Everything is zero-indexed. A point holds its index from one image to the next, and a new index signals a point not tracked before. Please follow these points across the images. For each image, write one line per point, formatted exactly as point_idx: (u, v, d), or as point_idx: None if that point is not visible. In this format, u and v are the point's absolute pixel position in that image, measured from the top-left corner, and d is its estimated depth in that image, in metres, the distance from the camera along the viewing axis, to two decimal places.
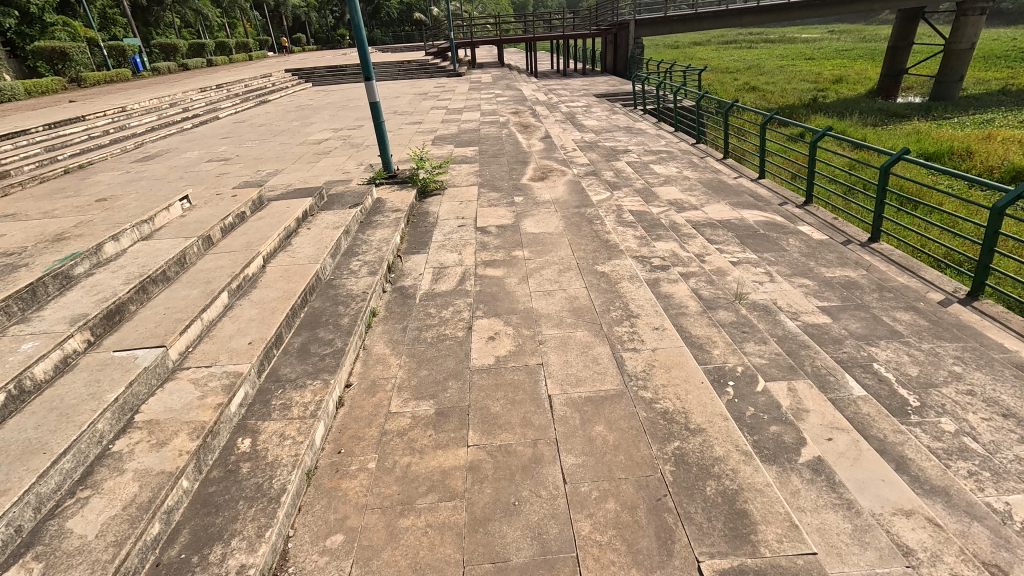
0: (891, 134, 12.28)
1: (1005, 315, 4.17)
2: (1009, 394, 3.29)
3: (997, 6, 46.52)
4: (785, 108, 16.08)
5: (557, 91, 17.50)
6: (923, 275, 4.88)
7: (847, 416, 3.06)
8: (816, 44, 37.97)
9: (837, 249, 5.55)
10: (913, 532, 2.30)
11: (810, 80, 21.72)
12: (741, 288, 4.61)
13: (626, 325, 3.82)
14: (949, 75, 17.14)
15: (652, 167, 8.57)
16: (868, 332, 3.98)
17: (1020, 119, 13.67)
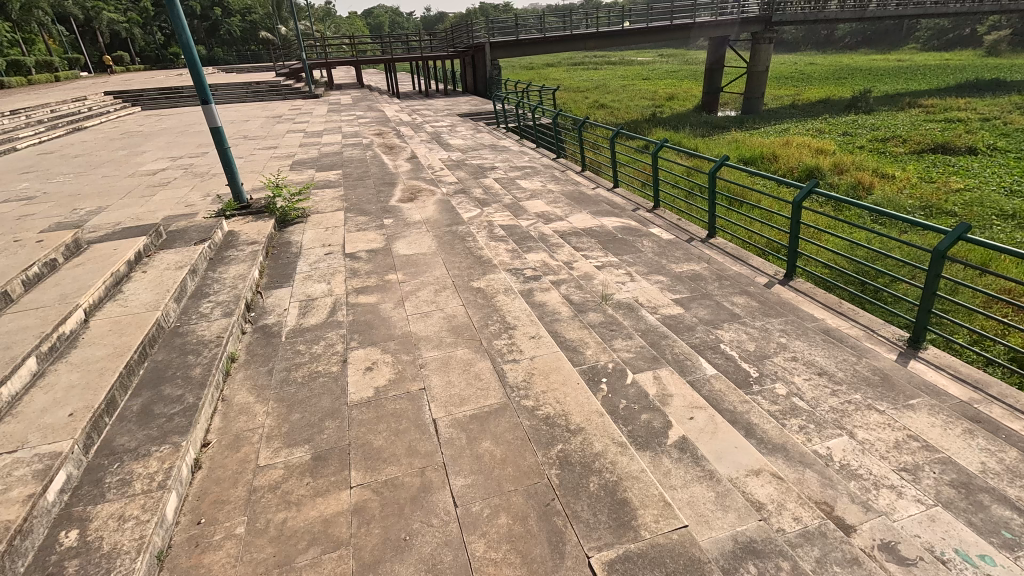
0: (717, 143, 14.20)
1: (812, 290, 5.02)
2: (822, 355, 3.95)
3: (780, 36, 56.69)
4: (631, 123, 17.85)
5: (421, 111, 17.54)
6: (751, 263, 5.70)
7: (704, 394, 3.43)
8: (649, 66, 42.84)
9: (683, 246, 6.25)
10: (762, 488, 2.63)
11: (649, 98, 24.37)
12: (606, 289, 4.98)
13: (504, 337, 3.90)
14: (752, 92, 20.43)
15: (519, 183, 8.94)
16: (713, 317, 4.52)
17: (807, 128, 16.70)
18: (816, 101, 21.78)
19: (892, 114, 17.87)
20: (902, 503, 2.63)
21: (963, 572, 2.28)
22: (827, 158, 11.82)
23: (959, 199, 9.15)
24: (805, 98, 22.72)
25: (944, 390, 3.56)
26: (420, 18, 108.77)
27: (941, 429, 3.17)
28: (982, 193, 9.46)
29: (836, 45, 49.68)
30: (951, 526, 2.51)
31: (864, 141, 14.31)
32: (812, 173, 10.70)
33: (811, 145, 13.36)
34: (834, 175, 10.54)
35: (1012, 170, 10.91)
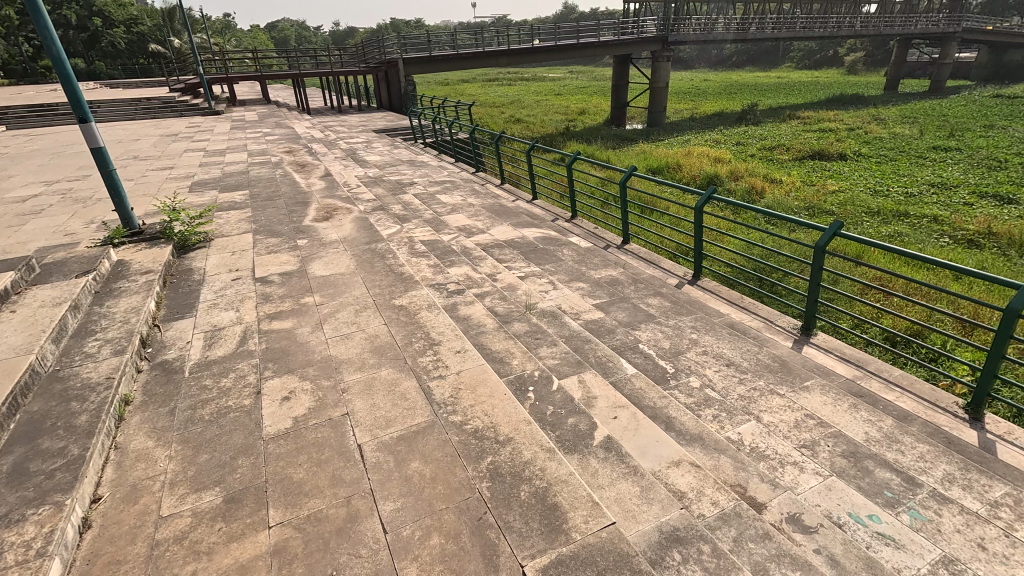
0: (627, 155, 15.02)
1: (717, 288, 5.42)
2: (729, 347, 4.27)
3: (676, 54, 61.32)
4: (546, 137, 18.43)
5: (334, 127, 17.01)
6: (663, 266, 6.06)
7: (626, 393, 3.58)
8: (561, 82, 44.54)
9: (601, 253, 6.52)
10: (682, 476, 2.79)
11: (562, 113, 25.30)
12: (530, 299, 5.07)
13: (429, 354, 3.85)
14: (656, 106, 21.90)
15: (439, 197, 8.91)
16: (631, 319, 4.75)
17: (705, 139, 18.13)
18: (711, 114, 23.74)
19: (776, 125, 19.83)
20: (803, 476, 2.89)
21: (856, 532, 2.54)
22: (724, 166, 12.88)
23: (835, 199, 10.30)
24: (702, 111, 24.67)
25: (831, 370, 3.97)
26: (329, 32, 106.03)
27: (831, 406, 3.52)
28: (852, 193, 10.73)
29: (726, 63, 54.59)
30: (843, 492, 2.79)
31: (754, 150, 15.76)
32: (712, 180, 11.60)
33: (710, 154, 14.49)
34: (731, 182, 11.50)
35: (874, 173, 12.49)
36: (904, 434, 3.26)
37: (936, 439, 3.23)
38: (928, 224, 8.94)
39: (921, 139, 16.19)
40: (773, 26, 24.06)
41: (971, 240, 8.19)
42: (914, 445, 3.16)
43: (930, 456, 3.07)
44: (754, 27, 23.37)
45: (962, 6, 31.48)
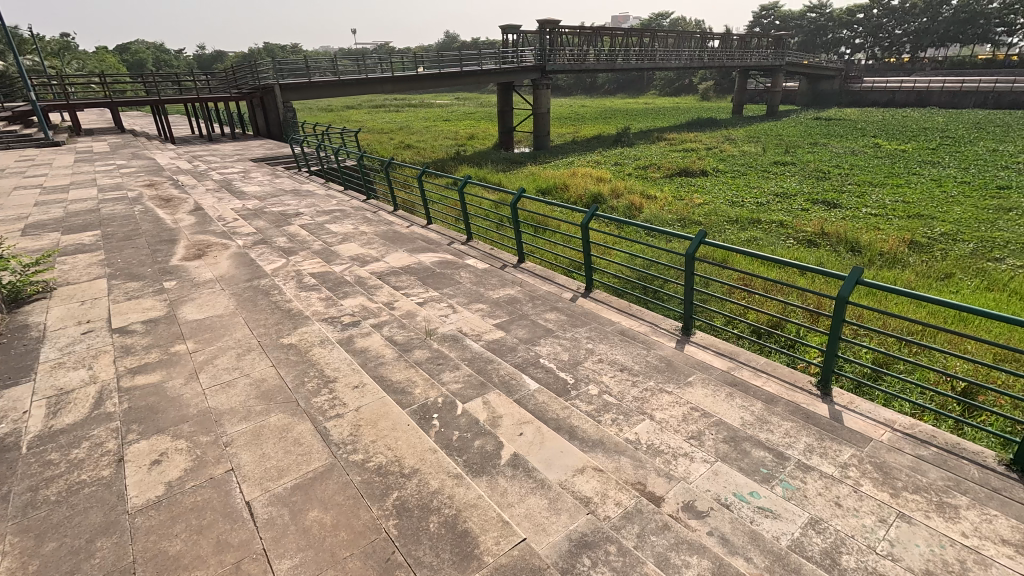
0: (517, 177, 15.57)
1: (608, 298, 5.78)
2: (621, 353, 4.55)
3: (555, 82, 65.25)
4: (438, 162, 18.53)
5: (204, 157, 15.66)
6: (558, 281, 6.33)
7: (530, 409, 3.66)
8: (449, 108, 45.22)
9: (498, 273, 6.66)
10: (587, 482, 2.90)
11: (451, 138, 25.64)
12: (430, 324, 5.01)
13: (324, 393, 3.64)
14: (540, 130, 23.05)
15: (328, 227, 8.54)
16: (531, 335, 4.88)
17: (587, 160, 19.37)
18: (591, 137, 25.49)
19: (647, 147, 21.79)
20: (693, 466, 3.14)
21: (741, 510, 2.80)
22: (606, 185, 13.84)
23: (702, 211, 11.51)
24: (582, 135, 26.41)
25: (710, 364, 4.39)
26: (194, 54, 98.28)
27: (712, 397, 3.88)
28: (715, 205, 12.06)
29: (600, 90, 59.25)
30: (728, 474, 3.07)
31: (631, 169, 17.15)
32: (596, 199, 12.41)
33: (592, 174, 15.50)
34: (613, 199, 12.38)
35: (731, 187, 14.16)
36: (771, 415, 3.68)
37: (796, 415, 3.69)
38: (776, 229, 10.31)
39: (764, 156, 18.71)
40: (637, 57, 26.57)
41: (809, 240, 9.58)
42: (781, 423, 3.58)
43: (793, 431, 3.50)
44: (621, 58, 25.63)
45: (783, 44, 37.26)
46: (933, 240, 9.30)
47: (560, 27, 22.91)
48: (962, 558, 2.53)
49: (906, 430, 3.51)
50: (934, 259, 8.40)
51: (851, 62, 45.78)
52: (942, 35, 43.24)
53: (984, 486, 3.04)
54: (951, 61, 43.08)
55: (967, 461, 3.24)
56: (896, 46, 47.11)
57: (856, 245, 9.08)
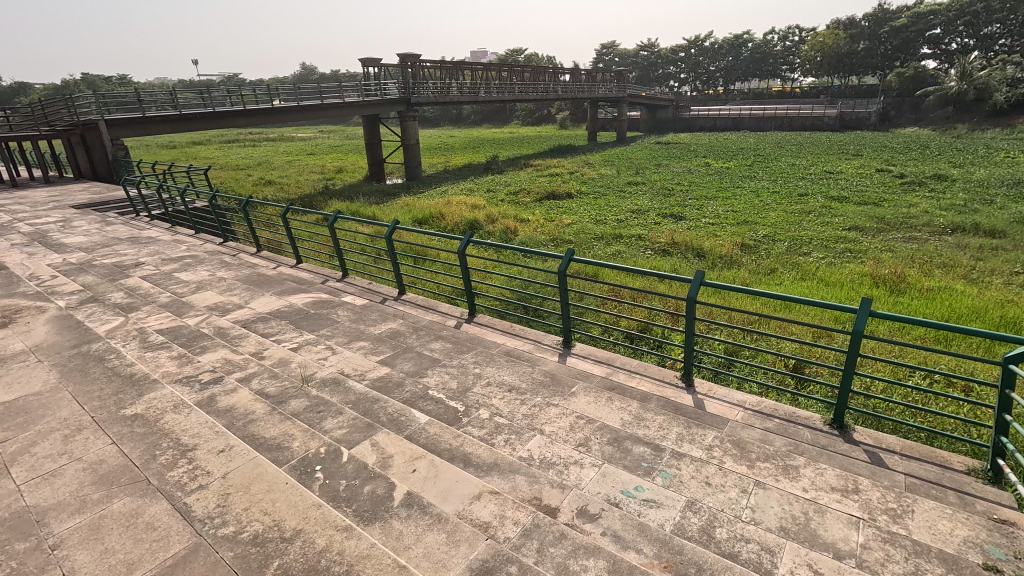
0: (391, 209, 15.32)
1: (491, 321, 5.91)
2: (508, 374, 4.65)
3: (422, 114, 66.01)
4: (305, 197, 17.59)
5: (7, 206, 13.13)
6: (441, 309, 6.33)
7: (422, 442, 3.57)
8: (312, 141, 43.33)
9: (378, 308, 6.46)
10: (484, 507, 2.89)
11: (318, 172, 24.53)
12: (306, 370, 4.67)
13: (182, 464, 3.21)
14: (411, 161, 23.08)
15: (178, 276, 7.63)
16: (417, 367, 4.78)
17: (461, 188, 19.74)
18: (462, 166, 26.08)
19: (516, 173, 22.84)
20: (583, 472, 3.29)
21: (628, 505, 2.99)
22: (480, 212, 14.18)
23: (571, 230, 12.34)
24: (453, 164, 26.93)
25: (590, 372, 4.67)
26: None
27: (594, 403, 4.12)
28: (582, 224, 12.98)
29: (466, 121, 61.21)
30: (615, 474, 3.27)
31: (503, 195, 17.81)
32: (472, 226, 12.66)
33: (467, 202, 15.80)
34: (489, 225, 12.72)
35: (594, 207, 15.40)
36: (646, 411, 4.01)
37: (667, 408, 4.06)
38: (636, 242, 11.37)
39: (619, 177, 20.64)
40: (498, 89, 27.92)
41: (664, 249, 10.71)
42: (655, 418, 3.91)
43: (666, 423, 3.84)
44: (483, 90, 26.74)
45: (624, 78, 41.79)
46: (758, 242, 10.95)
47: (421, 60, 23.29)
48: (806, 510, 2.96)
49: (755, 407, 4.06)
50: (761, 258, 9.88)
51: (680, 94, 52.78)
52: (744, 71, 51.85)
53: (815, 444, 3.61)
54: (753, 92, 51.69)
55: (800, 426, 3.82)
56: (712, 80, 55.38)
57: (701, 250, 10.37)
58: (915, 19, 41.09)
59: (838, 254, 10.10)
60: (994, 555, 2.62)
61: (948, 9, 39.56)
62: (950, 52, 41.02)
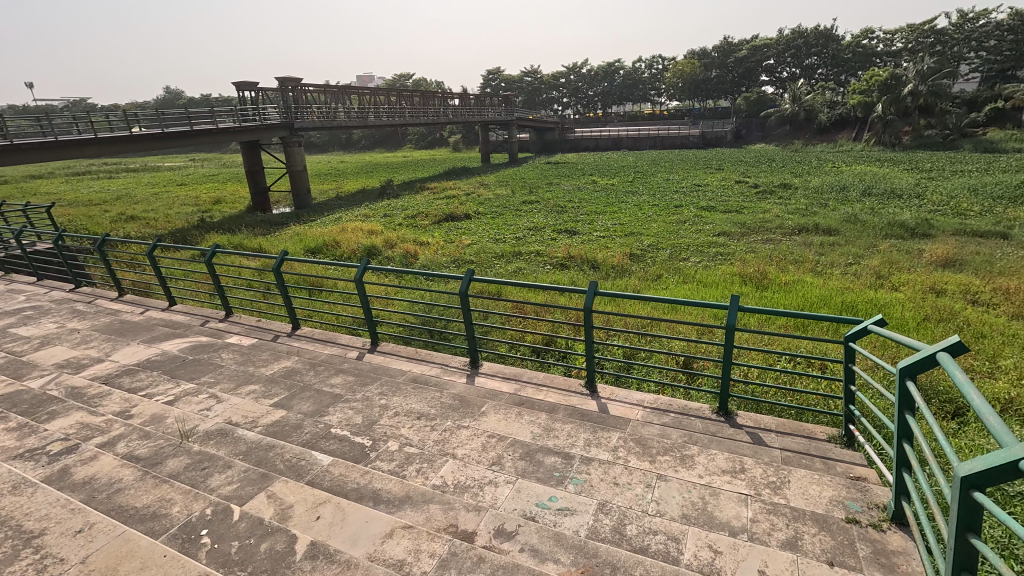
0: (279, 239, 14.35)
1: (395, 349, 5.74)
2: (417, 401, 4.52)
3: (308, 139, 63.15)
4: (177, 232, 15.93)
5: None
6: (340, 341, 6.01)
7: (326, 485, 3.34)
8: (182, 170, 39.56)
9: (269, 346, 5.97)
10: (397, 544, 2.78)
11: (191, 204, 22.39)
12: (186, 424, 4.17)
13: (28, 557, 2.73)
14: (299, 189, 21.91)
15: (14, 332, 6.49)
16: (317, 406, 4.48)
17: (356, 214, 19.11)
18: (355, 192, 25.30)
19: (412, 197, 22.61)
20: (498, 491, 3.27)
21: (544, 517, 3.03)
22: (378, 237, 13.78)
23: (471, 251, 12.46)
24: (345, 190, 25.97)
25: (499, 391, 4.68)
26: None
27: (504, 421, 4.14)
28: (482, 244, 13.14)
29: (356, 146, 59.62)
30: (529, 488, 3.30)
31: (400, 219, 17.47)
32: (370, 252, 12.25)
33: (363, 228, 15.28)
34: (387, 250, 12.40)
35: (492, 226, 15.69)
36: (555, 422, 4.11)
37: (575, 416, 4.19)
38: (535, 258, 11.74)
39: (514, 197, 21.26)
40: (387, 114, 27.58)
41: (562, 263, 11.18)
42: (563, 427, 4.02)
43: (574, 431, 3.96)
44: (372, 115, 26.21)
45: (511, 103, 43.37)
46: (644, 251, 11.83)
47: (303, 84, 22.23)
48: (702, 495, 3.20)
49: (652, 404, 4.35)
50: (647, 265, 10.69)
51: (564, 117, 56.02)
52: (619, 96, 56.34)
53: (706, 432, 3.93)
54: (628, 115, 56.23)
55: (692, 417, 4.16)
56: (592, 104, 59.40)
57: (595, 262, 10.98)
58: (753, 51, 47.54)
59: (712, 257, 11.22)
60: (853, 508, 3.02)
61: (777, 43, 46.34)
62: (782, 79, 47.97)
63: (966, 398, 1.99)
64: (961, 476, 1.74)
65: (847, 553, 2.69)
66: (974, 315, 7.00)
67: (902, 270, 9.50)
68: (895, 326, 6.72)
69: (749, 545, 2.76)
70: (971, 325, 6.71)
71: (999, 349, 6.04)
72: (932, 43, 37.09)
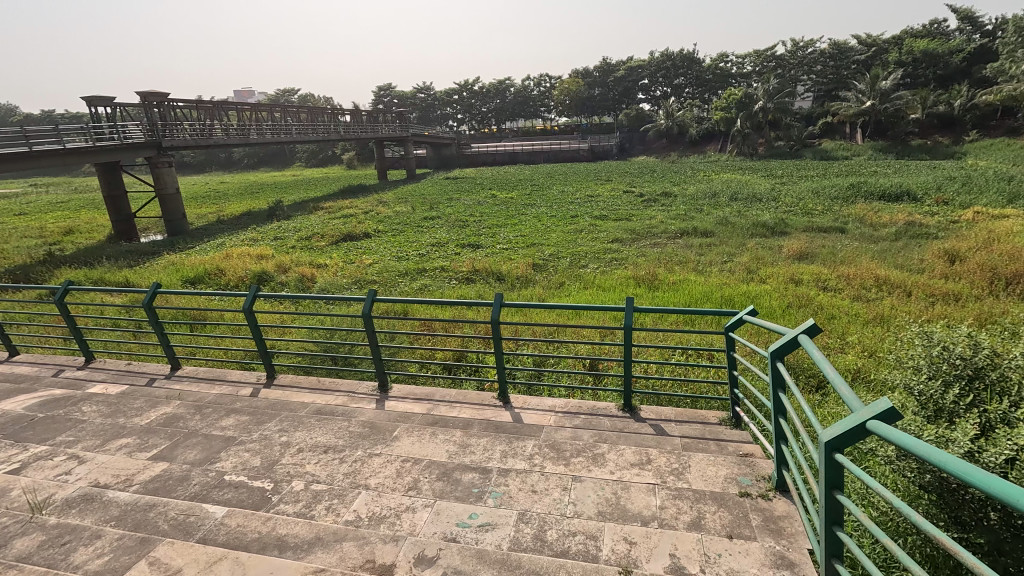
0: (151, 270, 12.82)
1: (296, 381, 5.35)
2: (322, 434, 4.23)
3: (180, 158, 57.51)
4: (16, 269, 13.63)
5: None
6: (231, 379, 5.50)
7: (222, 540, 3.02)
8: (20, 198, 34.09)
9: (144, 392, 5.28)
10: None
11: (34, 236, 19.27)
12: (38, 494, 3.55)
13: None
14: (173, 214, 19.83)
15: None
16: (207, 453, 4.03)
17: (242, 238, 17.69)
18: (239, 214, 23.42)
19: (305, 217, 21.41)
20: (416, 517, 3.16)
21: (465, 536, 2.97)
22: (269, 262, 12.83)
23: (373, 270, 12.06)
24: (228, 213, 23.90)
25: (411, 413, 4.54)
26: None
27: (418, 443, 4.02)
28: (384, 263, 12.76)
29: (239, 165, 55.42)
30: (448, 508, 3.22)
31: (293, 242, 16.43)
32: (260, 278, 11.36)
33: (251, 253, 14.14)
34: (281, 275, 11.59)
35: (394, 244, 15.36)
36: (470, 437, 4.07)
37: (490, 430, 4.19)
38: (440, 274, 11.64)
39: (414, 213, 20.98)
40: (271, 131, 25.94)
41: (467, 278, 11.20)
42: (479, 442, 3.99)
43: (490, 444, 3.95)
44: (254, 132, 24.45)
45: (405, 119, 42.82)
46: (547, 261, 12.25)
47: (171, 100, 20.15)
48: (615, 490, 3.34)
49: (564, 409, 4.48)
50: (550, 274, 11.06)
51: (459, 133, 56.63)
52: (512, 112, 58.13)
53: (614, 429, 4.13)
54: (522, 131, 58.14)
55: (601, 416, 4.35)
56: (485, 120, 60.56)
57: (500, 274, 11.15)
58: (629, 71, 51.54)
59: (608, 263, 11.88)
60: (744, 483, 3.33)
61: (649, 64, 50.76)
62: (656, 97, 52.57)
63: (823, 372, 2.28)
64: (824, 442, 1.98)
65: (742, 524, 2.95)
66: (825, 300, 8.10)
67: (767, 264, 10.76)
68: (766, 314, 7.58)
69: (660, 532, 2.92)
70: (823, 309, 7.76)
71: (846, 327, 7.05)
72: (774, 67, 42.66)
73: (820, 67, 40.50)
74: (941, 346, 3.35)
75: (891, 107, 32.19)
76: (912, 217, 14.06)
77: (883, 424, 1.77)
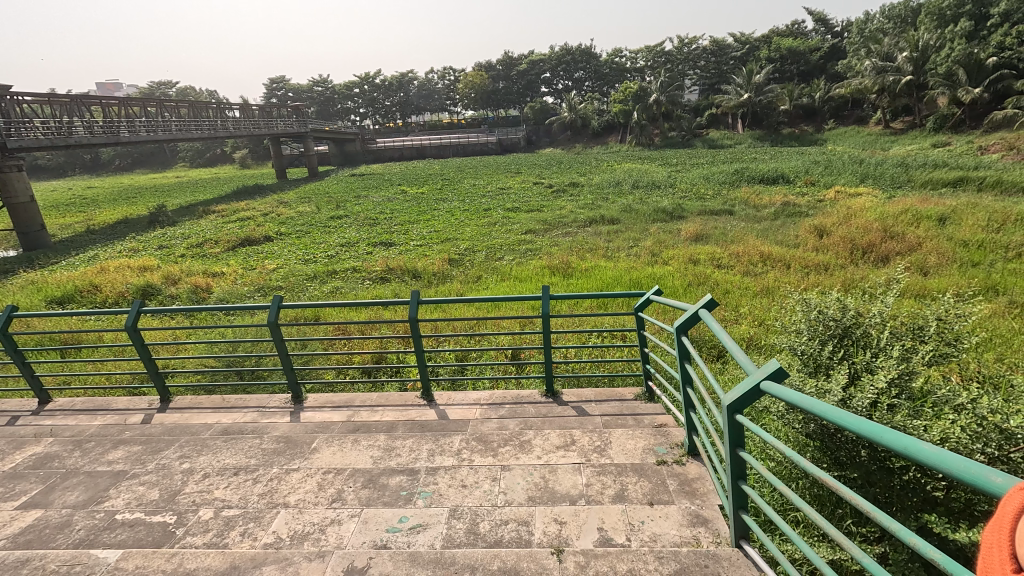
0: (4, 292, 11.08)
1: (195, 402, 4.88)
2: (230, 456, 3.90)
3: (31, 160, 49.89)
4: None
5: None
6: (116, 407, 4.90)
7: None
8: None
9: (4, 434, 4.54)
10: None
11: None
12: None
13: None
14: (28, 225, 17.21)
15: None
16: (91, 494, 3.55)
17: (116, 249, 15.76)
18: (113, 222, 20.89)
19: (194, 223, 19.53)
20: (342, 529, 3.02)
21: (396, 541, 2.88)
22: (153, 274, 11.52)
23: (277, 275, 11.32)
24: (99, 222, 21.15)
25: (329, 422, 4.32)
26: None
27: (340, 452, 3.85)
28: (290, 267, 11.99)
29: (109, 168, 49.24)
30: (376, 516, 3.11)
31: (182, 250, 14.95)
32: (145, 292, 10.23)
33: (131, 265, 12.63)
34: (170, 288, 10.52)
35: (298, 246, 14.53)
36: (395, 440, 3.96)
37: (415, 430, 4.11)
38: (352, 275, 11.17)
39: (319, 213, 20.00)
40: (147, 127, 23.30)
41: (381, 277, 10.86)
42: (405, 444, 3.90)
43: (416, 445, 3.88)
44: (125, 129, 21.74)
45: (303, 114, 40.26)
46: (462, 254, 12.22)
47: (16, 93, 17.25)
48: (543, 474, 3.42)
49: (488, 401, 4.53)
50: (466, 268, 11.04)
51: (362, 128, 54.67)
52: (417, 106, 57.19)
53: (539, 415, 4.24)
54: (429, 125, 57.12)
55: (525, 404, 4.43)
56: (389, 114, 58.49)
57: (416, 270, 10.92)
58: (531, 65, 52.54)
59: (523, 254, 12.08)
60: (660, 451, 3.56)
61: (550, 58, 52.04)
62: (559, 91, 54.28)
63: (722, 342, 2.47)
64: (727, 405, 2.16)
65: (661, 490, 3.15)
66: (720, 277, 8.82)
67: (668, 247, 11.51)
68: (670, 292, 8.14)
69: (587, 509, 3.03)
70: (719, 285, 8.45)
71: (738, 300, 7.74)
72: (664, 62, 45.55)
73: (704, 63, 43.93)
74: (817, 310, 3.77)
75: (764, 98, 35.69)
76: (786, 198, 15.70)
77: (774, 383, 1.96)
